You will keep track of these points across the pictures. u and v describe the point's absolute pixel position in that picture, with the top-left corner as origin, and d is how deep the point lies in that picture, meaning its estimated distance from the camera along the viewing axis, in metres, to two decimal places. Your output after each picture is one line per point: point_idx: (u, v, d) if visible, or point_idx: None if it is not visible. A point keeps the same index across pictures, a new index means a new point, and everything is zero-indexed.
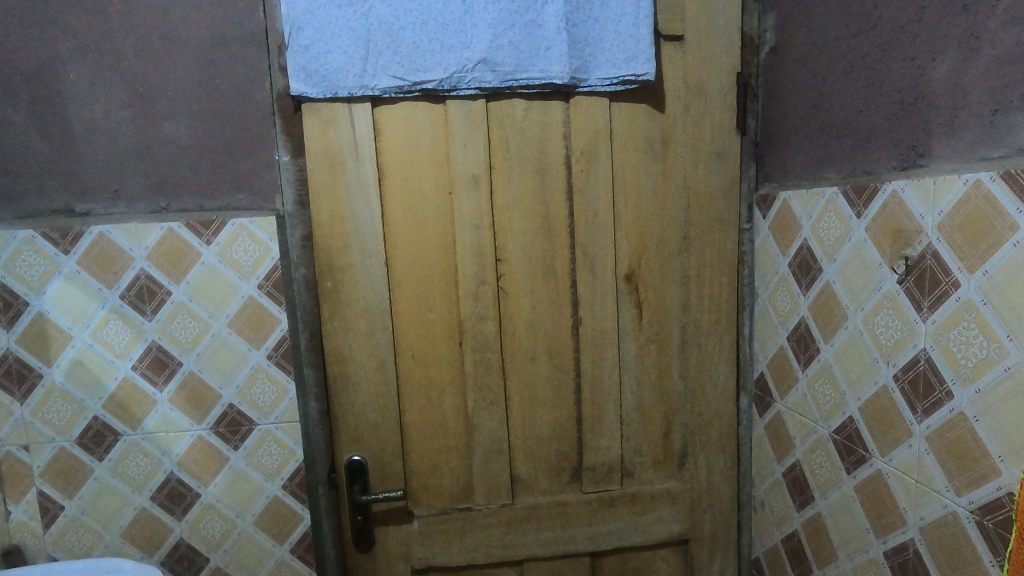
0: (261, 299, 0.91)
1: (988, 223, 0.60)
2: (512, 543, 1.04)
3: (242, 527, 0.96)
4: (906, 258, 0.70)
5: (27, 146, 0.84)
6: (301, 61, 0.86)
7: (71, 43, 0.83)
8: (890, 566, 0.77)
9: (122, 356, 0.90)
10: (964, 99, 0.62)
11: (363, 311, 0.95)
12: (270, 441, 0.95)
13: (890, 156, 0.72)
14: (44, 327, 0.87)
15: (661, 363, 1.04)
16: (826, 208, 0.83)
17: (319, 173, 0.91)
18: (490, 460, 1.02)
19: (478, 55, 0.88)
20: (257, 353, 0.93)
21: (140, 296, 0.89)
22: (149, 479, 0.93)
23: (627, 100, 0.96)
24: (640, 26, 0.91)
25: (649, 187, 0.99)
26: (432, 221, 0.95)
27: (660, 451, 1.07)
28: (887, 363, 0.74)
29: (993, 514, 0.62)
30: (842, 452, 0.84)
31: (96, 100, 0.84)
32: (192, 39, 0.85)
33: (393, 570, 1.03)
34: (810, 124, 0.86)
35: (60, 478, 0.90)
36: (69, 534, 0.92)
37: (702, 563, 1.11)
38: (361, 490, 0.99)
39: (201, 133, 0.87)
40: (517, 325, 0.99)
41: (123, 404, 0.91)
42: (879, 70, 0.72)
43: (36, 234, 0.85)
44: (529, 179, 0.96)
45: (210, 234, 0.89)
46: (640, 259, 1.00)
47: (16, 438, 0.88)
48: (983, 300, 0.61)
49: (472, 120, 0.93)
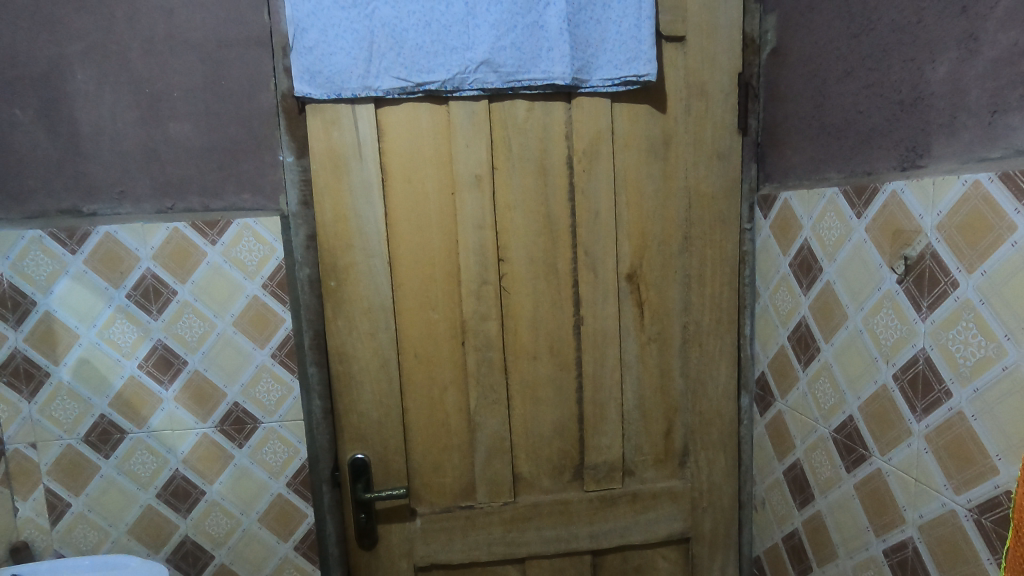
0: (265, 299, 0.92)
1: (986, 223, 0.60)
2: (514, 540, 1.05)
3: (246, 524, 0.97)
4: (905, 258, 0.70)
5: (35, 146, 0.85)
6: (306, 62, 0.87)
7: (78, 45, 0.84)
8: (890, 565, 0.77)
9: (128, 354, 0.91)
10: (963, 100, 0.62)
11: (367, 310, 0.96)
12: (275, 440, 0.96)
13: (890, 157, 0.72)
14: (52, 325, 0.88)
15: (663, 362, 1.04)
16: (827, 208, 0.83)
17: (323, 173, 0.92)
18: (493, 458, 1.02)
19: (481, 56, 0.89)
20: (262, 352, 0.94)
21: (146, 295, 0.90)
22: (155, 476, 0.94)
23: (629, 101, 0.97)
24: (641, 27, 0.92)
25: (651, 187, 0.99)
26: (435, 221, 0.96)
27: (661, 450, 1.07)
28: (887, 363, 0.74)
29: (991, 512, 0.62)
30: (842, 451, 0.85)
31: (103, 102, 0.85)
32: (198, 41, 0.86)
33: (396, 567, 1.04)
34: (811, 125, 0.87)
35: (67, 475, 0.91)
36: (76, 531, 0.93)
37: (703, 561, 1.12)
38: (364, 487, 1.00)
39: (206, 134, 0.88)
40: (519, 324, 1.00)
41: (129, 402, 0.92)
42: (879, 71, 0.73)
43: (43, 234, 0.86)
44: (531, 179, 0.96)
45: (215, 234, 0.89)
46: (642, 259, 1.01)
47: (24, 435, 0.90)
48: (982, 300, 0.61)
49: (475, 121, 0.93)
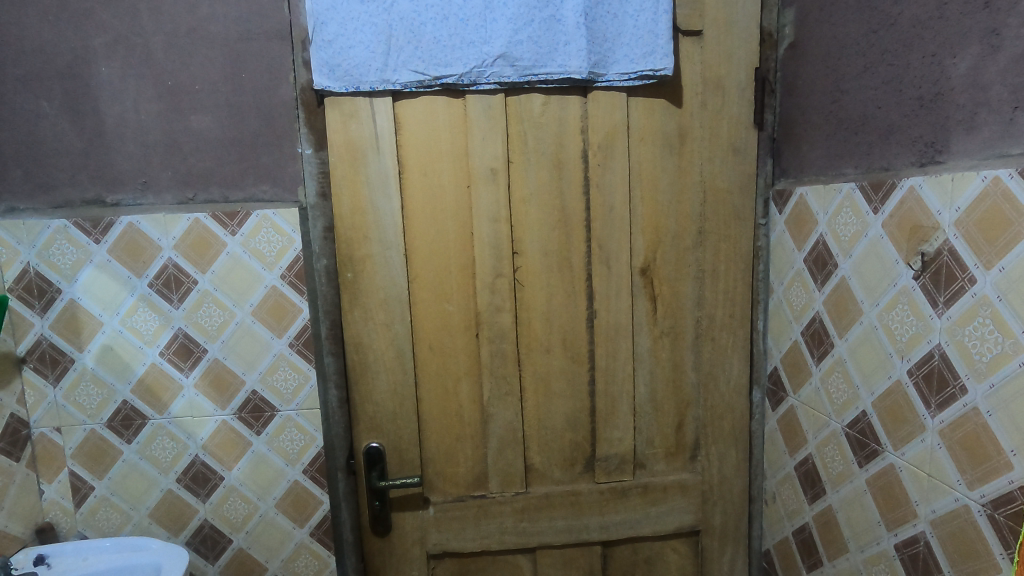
0: (283, 289, 0.94)
1: (1005, 219, 0.60)
2: (526, 530, 1.06)
3: (264, 510, 0.99)
4: (922, 254, 0.70)
5: (61, 137, 0.87)
6: (325, 56, 0.88)
7: (103, 38, 0.85)
8: (901, 559, 0.78)
9: (150, 343, 0.93)
10: (983, 95, 0.62)
11: (383, 301, 0.97)
12: (291, 427, 0.98)
13: (908, 153, 0.72)
14: (76, 313, 0.90)
15: (675, 356, 1.05)
16: (843, 203, 0.83)
17: (340, 166, 0.93)
18: (505, 449, 1.04)
19: (498, 50, 0.90)
20: (280, 341, 0.95)
21: (167, 285, 0.91)
22: (175, 462, 0.96)
23: (645, 96, 0.97)
24: (658, 21, 0.92)
25: (665, 182, 1.00)
26: (450, 213, 0.96)
27: (672, 443, 1.08)
28: (902, 358, 0.75)
29: (1004, 508, 0.63)
30: (854, 446, 0.85)
31: (127, 94, 0.87)
32: (219, 34, 0.87)
33: (409, 555, 1.05)
34: (829, 120, 0.86)
35: (91, 459, 0.94)
36: (99, 514, 0.95)
37: (713, 554, 1.12)
38: (378, 476, 1.01)
39: (227, 126, 0.89)
40: (533, 317, 1.01)
41: (151, 389, 0.94)
42: (899, 66, 0.72)
43: (68, 224, 0.88)
44: (546, 173, 0.97)
45: (234, 225, 0.91)
46: (655, 253, 1.01)
47: (49, 420, 0.92)
48: (999, 296, 0.61)
49: (491, 115, 0.94)
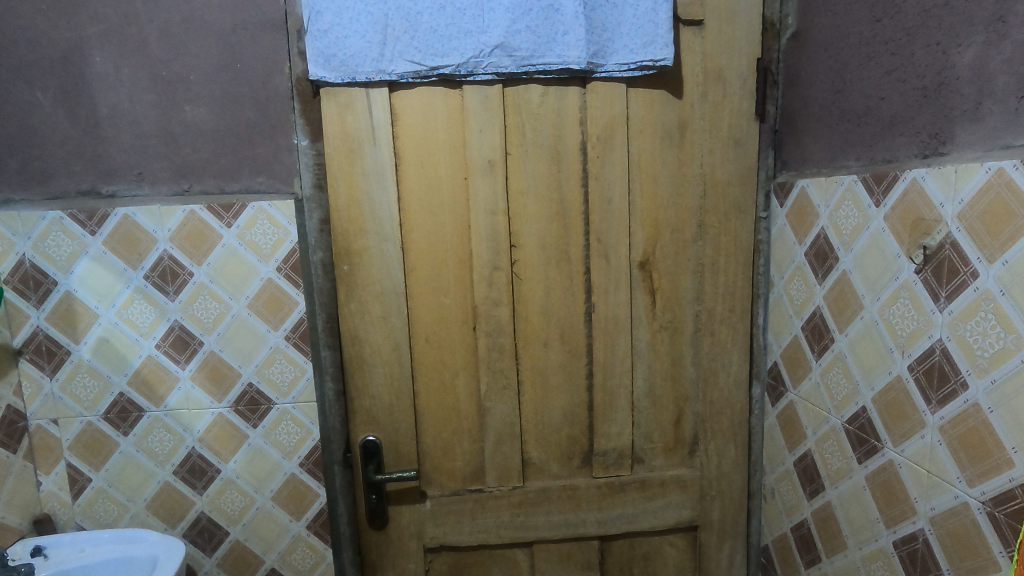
0: (280, 282, 0.93)
1: (1008, 211, 0.59)
2: (523, 525, 1.06)
3: (261, 502, 0.99)
4: (924, 248, 0.69)
5: (54, 127, 0.86)
6: (320, 46, 0.87)
7: (96, 27, 0.85)
8: (899, 556, 0.77)
9: (146, 335, 0.92)
10: (989, 85, 0.60)
11: (379, 294, 0.97)
12: (288, 420, 0.97)
13: (911, 144, 0.71)
14: (72, 305, 0.90)
15: (674, 350, 1.04)
16: (845, 195, 0.82)
17: (336, 157, 0.92)
18: (502, 443, 1.03)
19: (495, 40, 0.88)
20: (276, 334, 0.95)
21: (163, 277, 0.91)
22: (172, 454, 0.96)
23: (645, 87, 0.95)
24: (659, 10, 0.90)
25: (665, 174, 0.98)
26: (447, 206, 0.96)
27: (671, 438, 1.07)
28: (903, 354, 0.74)
29: (1005, 505, 0.62)
30: (853, 442, 0.84)
31: (121, 84, 0.86)
32: (214, 23, 0.87)
33: (405, 549, 1.05)
34: (831, 111, 0.85)
35: (88, 452, 0.94)
36: (96, 505, 0.96)
37: (711, 550, 1.12)
38: (375, 469, 1.01)
39: (222, 117, 0.89)
40: (531, 310, 1.00)
41: (147, 381, 0.93)
42: (902, 56, 0.71)
43: (62, 216, 0.87)
44: (544, 165, 0.96)
45: (230, 217, 0.90)
46: (654, 246, 1.00)
47: (46, 412, 0.92)
48: (1002, 290, 0.60)
49: (489, 106, 0.93)
